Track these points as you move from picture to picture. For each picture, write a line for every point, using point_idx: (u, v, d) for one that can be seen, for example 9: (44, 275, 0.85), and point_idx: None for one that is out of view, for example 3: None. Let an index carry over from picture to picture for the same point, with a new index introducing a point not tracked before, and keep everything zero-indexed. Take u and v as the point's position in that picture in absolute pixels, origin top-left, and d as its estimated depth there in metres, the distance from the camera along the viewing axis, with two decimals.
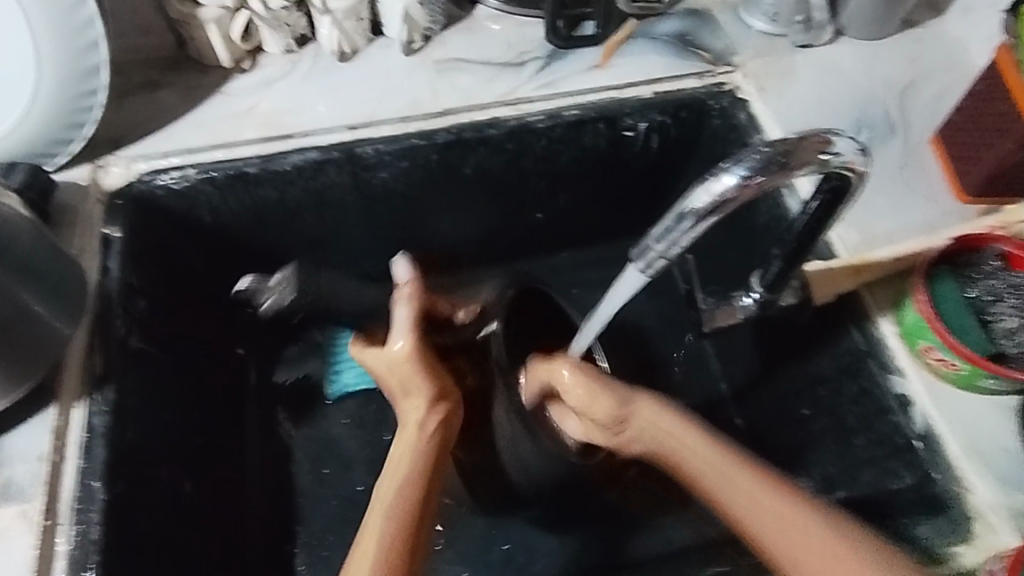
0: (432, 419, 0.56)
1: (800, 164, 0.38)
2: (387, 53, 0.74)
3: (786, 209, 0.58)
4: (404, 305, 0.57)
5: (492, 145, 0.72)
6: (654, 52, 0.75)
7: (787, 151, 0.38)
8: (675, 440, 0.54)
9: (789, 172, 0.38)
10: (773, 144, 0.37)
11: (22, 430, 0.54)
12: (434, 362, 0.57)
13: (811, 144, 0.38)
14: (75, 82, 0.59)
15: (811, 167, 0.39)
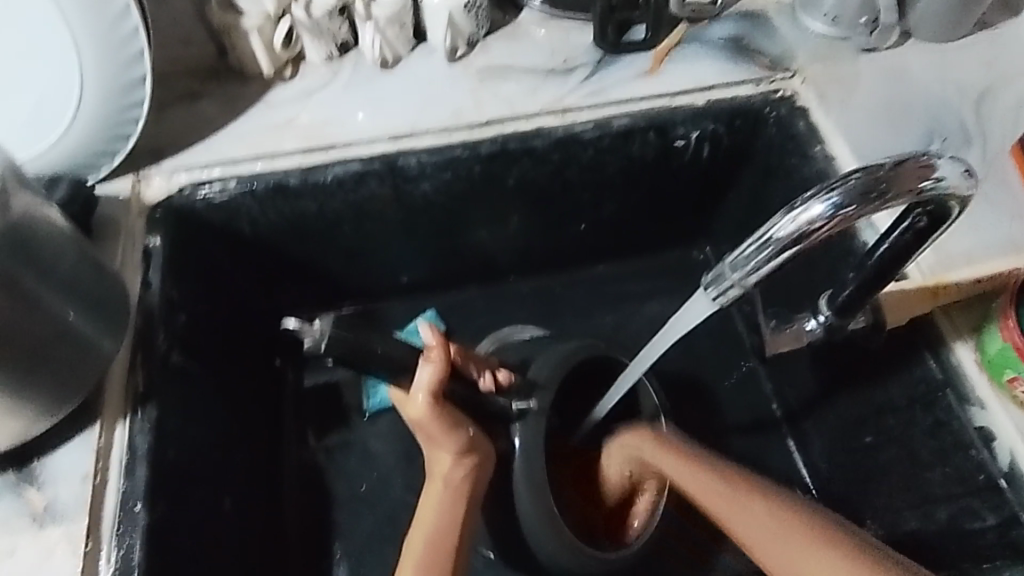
0: (457, 472, 0.60)
1: (898, 192, 0.35)
2: (430, 61, 0.72)
3: (861, 244, 0.54)
4: (428, 367, 0.56)
5: (537, 156, 0.70)
6: (707, 57, 0.72)
7: (883, 177, 0.35)
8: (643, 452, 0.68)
9: (886, 201, 0.34)
10: (869, 170, 0.34)
11: (63, 449, 0.53)
12: (451, 419, 0.59)
13: (911, 169, 0.35)
14: (119, 95, 0.58)
15: (910, 194, 0.35)
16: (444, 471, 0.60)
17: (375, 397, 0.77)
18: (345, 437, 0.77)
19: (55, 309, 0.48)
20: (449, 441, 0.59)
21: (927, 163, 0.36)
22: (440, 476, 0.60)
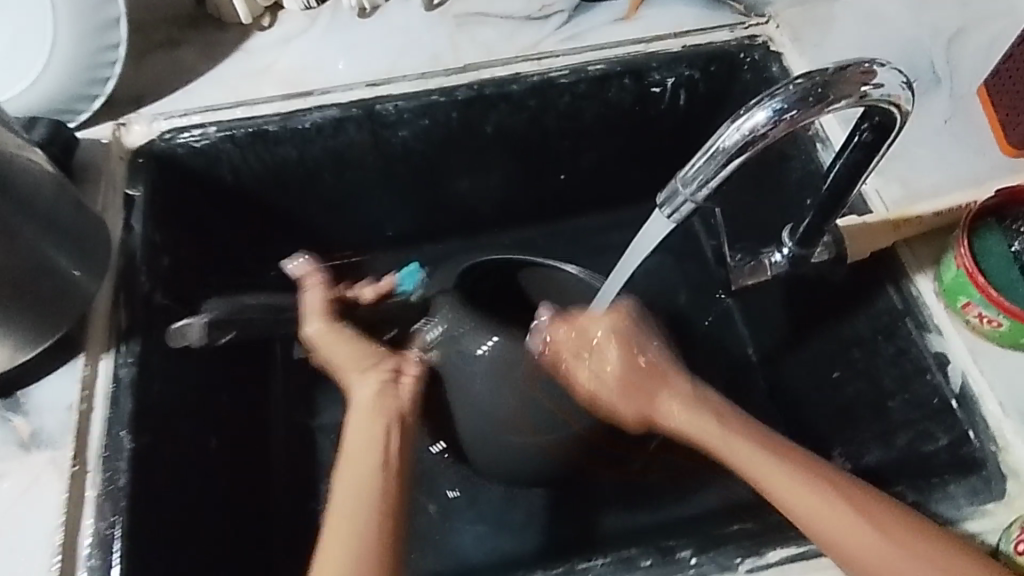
0: (384, 396, 0.54)
1: (839, 98, 0.38)
2: (407, 8, 0.72)
3: (820, 163, 0.61)
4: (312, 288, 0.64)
5: (514, 102, 0.71)
6: (683, 3, 0.72)
7: (823, 86, 0.38)
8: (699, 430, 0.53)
9: (825, 105, 0.37)
10: (810, 76, 0.37)
11: (50, 380, 0.54)
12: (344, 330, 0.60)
13: (850, 76, 0.37)
14: (95, 36, 0.59)
15: (852, 100, 0.38)
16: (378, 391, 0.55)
17: None
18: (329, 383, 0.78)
19: (37, 242, 0.50)
20: (348, 355, 0.58)
21: (868, 72, 0.38)
22: (366, 406, 0.54)
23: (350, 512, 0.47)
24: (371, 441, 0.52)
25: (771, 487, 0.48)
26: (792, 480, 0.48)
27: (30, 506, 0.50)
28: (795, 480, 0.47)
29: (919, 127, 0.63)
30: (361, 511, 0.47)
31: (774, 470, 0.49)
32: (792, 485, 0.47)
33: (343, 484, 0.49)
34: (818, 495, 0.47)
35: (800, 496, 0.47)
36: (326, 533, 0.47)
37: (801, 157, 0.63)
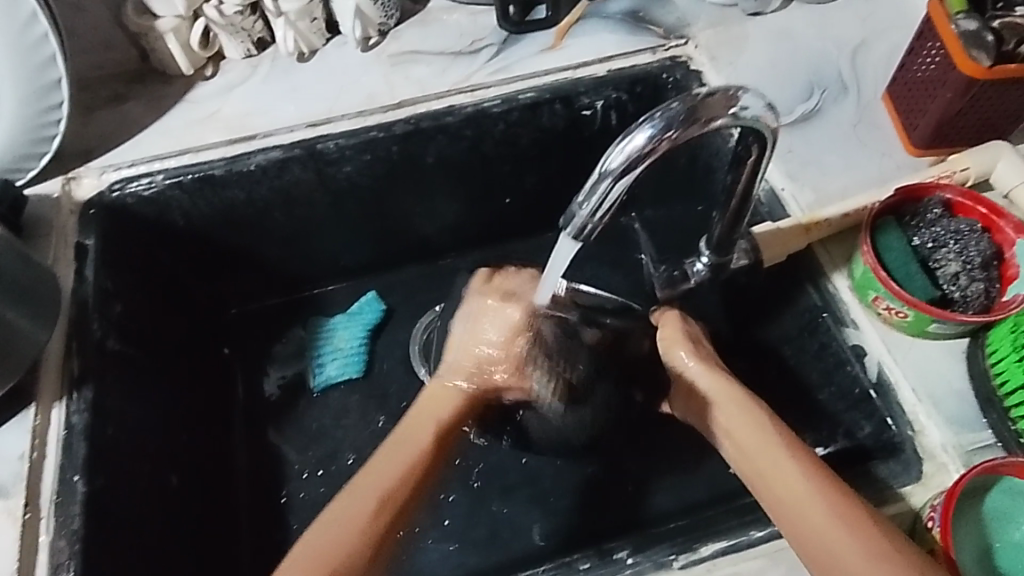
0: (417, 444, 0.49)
1: (710, 118, 0.42)
2: (344, 51, 0.76)
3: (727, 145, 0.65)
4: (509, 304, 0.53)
5: (450, 133, 0.74)
6: (605, 31, 0.77)
7: (695, 108, 0.42)
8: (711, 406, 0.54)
9: (697, 125, 0.41)
10: (680, 101, 0.41)
11: (4, 430, 0.56)
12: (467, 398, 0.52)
13: (717, 99, 0.42)
14: (38, 98, 0.62)
15: (722, 119, 0.43)
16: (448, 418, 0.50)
17: (320, 371, 0.81)
18: (292, 415, 0.80)
19: None
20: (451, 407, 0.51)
21: (735, 96, 0.43)
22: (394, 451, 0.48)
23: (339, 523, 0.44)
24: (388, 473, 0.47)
25: (738, 453, 0.50)
26: (785, 470, 0.47)
27: None
28: (753, 427, 0.50)
29: (829, 135, 0.68)
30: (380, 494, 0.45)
31: (743, 424, 0.50)
32: (762, 452, 0.48)
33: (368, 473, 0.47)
34: (753, 434, 0.50)
35: (733, 427, 0.51)
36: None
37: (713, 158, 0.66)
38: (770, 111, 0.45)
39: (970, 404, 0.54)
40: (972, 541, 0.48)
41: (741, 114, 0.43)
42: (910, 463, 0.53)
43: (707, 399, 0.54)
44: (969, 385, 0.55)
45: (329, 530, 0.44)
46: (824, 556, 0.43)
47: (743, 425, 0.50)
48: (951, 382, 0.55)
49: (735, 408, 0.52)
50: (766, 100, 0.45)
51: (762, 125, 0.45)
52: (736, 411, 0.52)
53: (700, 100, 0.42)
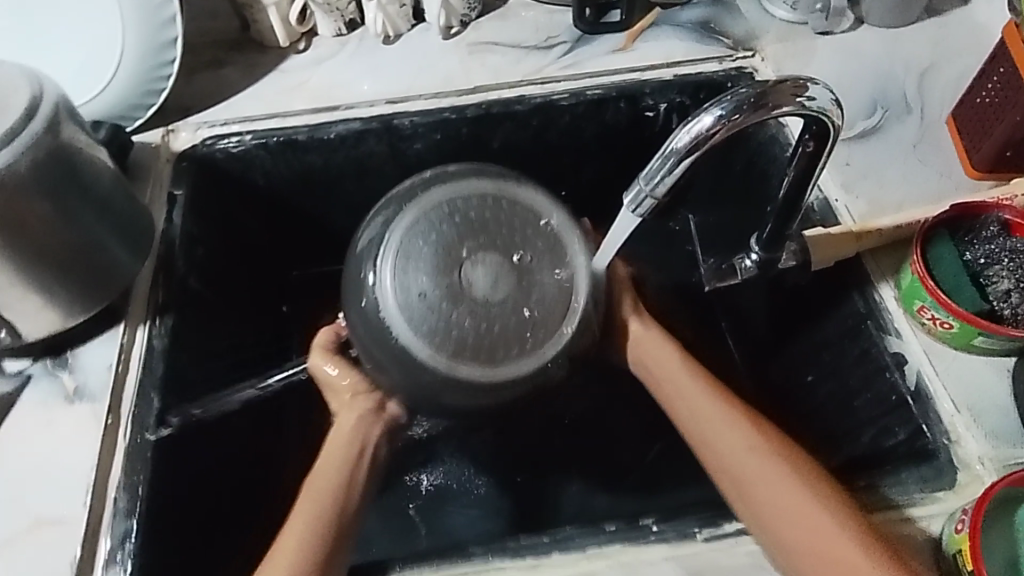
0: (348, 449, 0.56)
1: (776, 105, 0.45)
2: (427, 37, 0.81)
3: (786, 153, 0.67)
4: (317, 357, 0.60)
5: (518, 120, 0.77)
6: (676, 38, 0.80)
7: (762, 94, 0.44)
8: (654, 364, 0.57)
9: (765, 110, 0.44)
10: (749, 87, 0.44)
11: (93, 345, 0.61)
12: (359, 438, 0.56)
13: (785, 88, 0.44)
14: (154, 53, 0.68)
15: (788, 108, 0.45)
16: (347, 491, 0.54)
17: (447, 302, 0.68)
18: None
19: (91, 224, 0.57)
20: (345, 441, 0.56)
21: (803, 86, 0.46)
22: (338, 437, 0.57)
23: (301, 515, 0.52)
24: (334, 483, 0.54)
25: (686, 417, 0.55)
26: (734, 443, 0.52)
27: (71, 452, 0.56)
28: (699, 402, 0.55)
29: (888, 151, 0.69)
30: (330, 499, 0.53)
31: (707, 418, 0.54)
32: (716, 426, 0.53)
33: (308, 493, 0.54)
34: (700, 405, 0.55)
35: (678, 391, 0.56)
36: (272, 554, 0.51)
37: (770, 164, 0.69)
38: (836, 106, 0.47)
39: (1011, 420, 0.55)
40: (1002, 549, 0.47)
41: (807, 105, 0.46)
42: (942, 471, 0.53)
43: (650, 355, 0.57)
44: (1012, 401, 0.55)
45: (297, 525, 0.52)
46: (768, 522, 0.49)
47: (690, 393, 0.55)
48: (992, 397, 0.55)
49: (682, 371, 0.56)
50: (832, 93, 0.47)
51: (824, 118, 0.47)
52: (701, 402, 0.54)
53: (770, 88, 0.45)
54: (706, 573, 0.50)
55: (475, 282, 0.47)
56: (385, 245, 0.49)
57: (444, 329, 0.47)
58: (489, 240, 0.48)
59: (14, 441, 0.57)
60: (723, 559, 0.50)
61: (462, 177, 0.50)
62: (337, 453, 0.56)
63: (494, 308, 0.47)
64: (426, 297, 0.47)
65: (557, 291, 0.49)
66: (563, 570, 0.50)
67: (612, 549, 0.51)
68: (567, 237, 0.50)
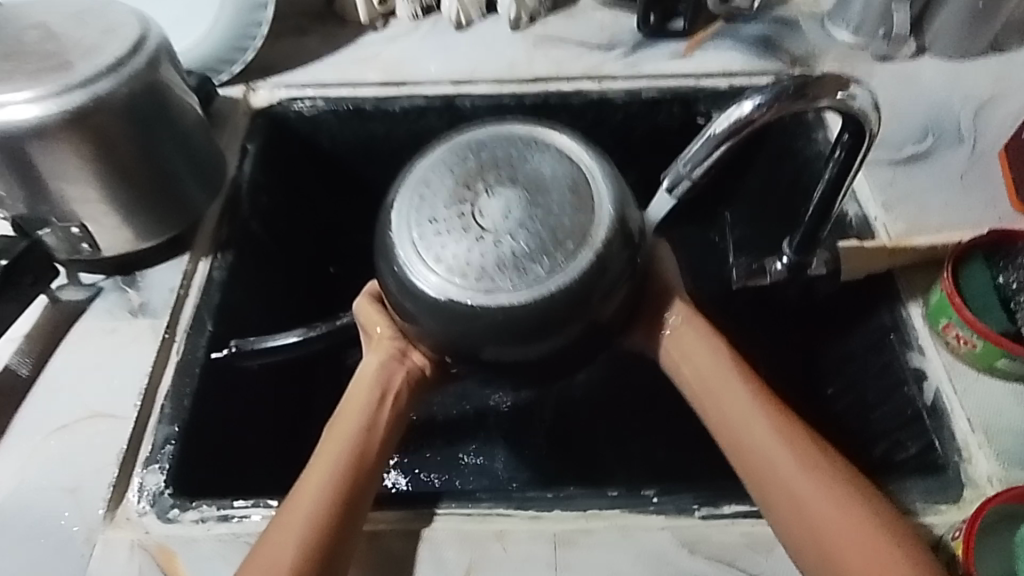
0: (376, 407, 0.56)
1: (815, 98, 0.47)
2: (496, 26, 0.85)
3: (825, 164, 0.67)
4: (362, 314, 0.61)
5: (573, 112, 0.81)
6: (735, 49, 0.82)
7: (802, 86, 0.47)
8: (690, 358, 0.56)
9: (803, 101, 0.46)
10: (790, 79, 0.46)
11: (159, 268, 0.67)
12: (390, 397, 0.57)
13: (826, 83, 0.47)
14: (247, 15, 0.76)
15: (826, 102, 0.48)
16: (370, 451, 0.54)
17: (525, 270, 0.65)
18: None
19: (172, 156, 0.63)
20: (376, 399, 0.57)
21: (844, 84, 0.48)
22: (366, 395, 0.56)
23: (320, 474, 0.52)
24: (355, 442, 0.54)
25: (721, 417, 0.54)
26: (774, 447, 0.51)
27: (127, 359, 0.62)
28: (735, 402, 0.54)
29: (934, 176, 0.70)
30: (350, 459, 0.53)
31: (748, 419, 0.53)
32: (755, 427, 0.52)
33: (329, 440, 0.54)
34: (738, 404, 0.53)
35: (714, 390, 0.55)
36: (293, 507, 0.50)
37: (808, 176, 0.70)
38: (875, 110, 0.49)
39: None
40: (996, 561, 0.48)
41: (848, 103, 0.48)
42: (950, 485, 0.53)
43: (687, 349, 0.57)
44: None
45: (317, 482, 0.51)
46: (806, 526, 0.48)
47: (727, 391, 0.54)
48: (1011, 421, 0.56)
49: (718, 368, 0.55)
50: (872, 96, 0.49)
51: (862, 119, 0.49)
52: (721, 385, 0.54)
53: (812, 81, 0.47)
54: (698, 546, 0.52)
55: (489, 209, 0.50)
56: (404, 184, 0.53)
57: (459, 250, 0.49)
58: (504, 171, 0.51)
59: (80, 343, 0.63)
60: (715, 536, 0.52)
61: (492, 127, 0.54)
62: (361, 400, 0.56)
63: (505, 232, 0.49)
64: (441, 220, 0.50)
65: (576, 220, 0.50)
66: (561, 525, 0.53)
67: (611, 512, 0.53)
68: (594, 179, 0.52)
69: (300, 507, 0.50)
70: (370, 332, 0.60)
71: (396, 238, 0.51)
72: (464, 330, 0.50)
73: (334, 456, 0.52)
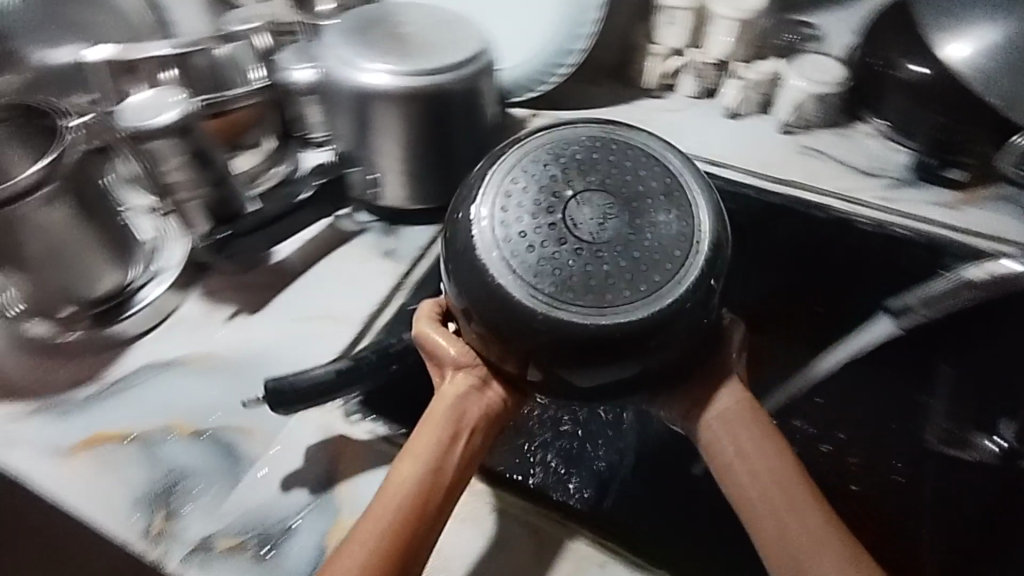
0: (455, 433, 0.49)
1: None
2: (767, 126, 0.89)
3: None
4: (426, 334, 0.54)
5: (810, 223, 0.79)
6: (1014, 218, 0.77)
7: None
8: (746, 452, 0.48)
9: None
10: None
11: (417, 229, 0.80)
12: (473, 422, 0.50)
13: None
14: (557, 56, 0.86)
15: None
16: (444, 484, 0.47)
17: None
18: None
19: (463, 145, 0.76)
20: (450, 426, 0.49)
21: None
22: (440, 417, 0.49)
23: (386, 501, 0.46)
24: (426, 473, 0.47)
25: (782, 540, 0.44)
26: None
27: (367, 287, 0.74)
28: (805, 526, 0.44)
29: None
30: (418, 487, 0.46)
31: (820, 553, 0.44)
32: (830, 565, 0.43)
33: (396, 468, 0.48)
34: (809, 531, 0.44)
35: (775, 501, 0.46)
36: (354, 530, 0.45)
37: None
38: None
39: None
40: None
41: None
42: None
43: (743, 439, 0.48)
44: None
45: (381, 509, 0.46)
46: None
47: (791, 509, 0.45)
48: None
49: (778, 474, 0.47)
50: None
51: None
52: (791, 507, 0.45)
53: None
54: None
55: (585, 216, 0.46)
56: (486, 189, 0.49)
57: (552, 256, 0.45)
58: (595, 175, 0.48)
59: (337, 261, 0.76)
60: None
61: (564, 134, 0.51)
62: (433, 427, 0.49)
63: (606, 244, 0.46)
64: (534, 225, 0.46)
65: (673, 240, 0.47)
66: None
67: None
68: (686, 183, 0.50)
69: (359, 538, 0.45)
70: (436, 360, 0.54)
71: (482, 255, 0.46)
72: (561, 350, 0.45)
73: (399, 487, 0.46)
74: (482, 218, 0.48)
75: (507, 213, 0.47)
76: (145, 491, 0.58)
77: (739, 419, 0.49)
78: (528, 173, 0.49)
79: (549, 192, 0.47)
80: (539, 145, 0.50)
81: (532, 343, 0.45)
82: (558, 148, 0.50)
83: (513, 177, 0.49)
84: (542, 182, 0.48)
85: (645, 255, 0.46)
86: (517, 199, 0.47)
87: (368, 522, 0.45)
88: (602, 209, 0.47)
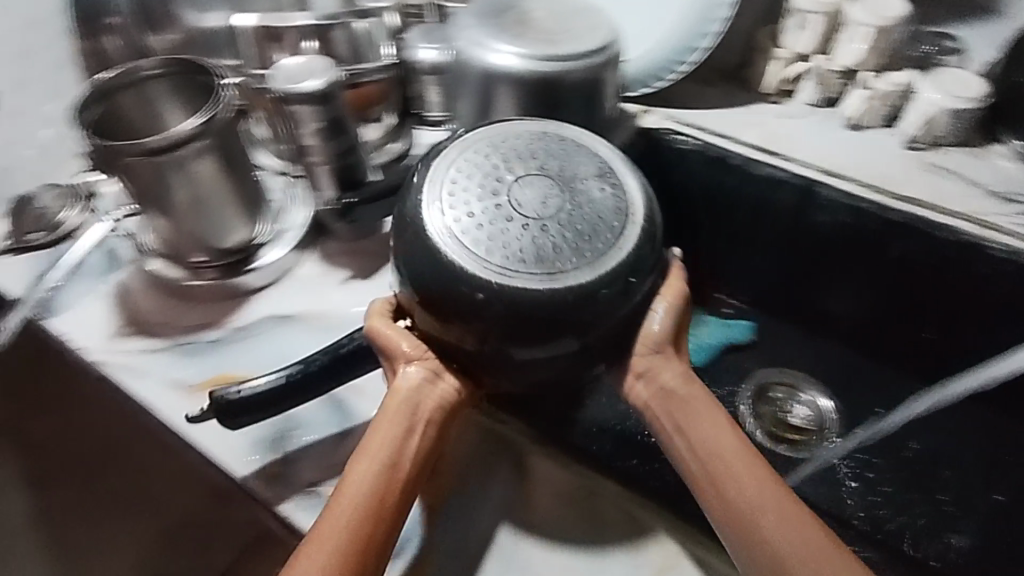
0: (413, 424, 0.52)
1: None
2: (890, 138, 0.86)
3: None
4: (379, 331, 0.55)
5: (929, 245, 0.76)
6: None
7: None
8: (700, 434, 0.50)
9: None
10: None
11: None
12: (431, 414, 0.52)
13: None
14: (678, 53, 0.85)
15: None
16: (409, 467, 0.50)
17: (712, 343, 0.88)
18: None
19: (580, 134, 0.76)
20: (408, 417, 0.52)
21: None
22: (397, 410, 0.52)
23: (356, 481, 0.49)
24: (388, 457, 0.50)
25: (747, 513, 0.47)
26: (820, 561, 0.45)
27: None
28: (765, 494, 0.47)
29: None
30: (383, 466, 0.50)
31: (786, 520, 0.46)
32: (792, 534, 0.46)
33: (360, 451, 0.51)
34: (770, 500, 0.47)
35: (734, 479, 0.48)
36: (329, 505, 0.49)
37: None
38: None
39: None
40: None
41: None
42: None
43: (693, 423, 0.51)
44: None
45: (357, 487, 0.49)
46: None
47: (747, 480, 0.48)
48: None
49: (728, 450, 0.49)
50: None
51: None
52: (750, 478, 0.48)
53: None
54: None
55: (527, 197, 0.51)
56: (431, 179, 0.53)
57: (499, 233, 0.50)
58: (532, 164, 0.53)
59: None
60: None
61: (505, 129, 0.56)
62: (392, 419, 0.52)
63: (547, 219, 0.51)
64: (478, 208, 0.51)
65: (606, 219, 0.51)
66: None
67: None
68: (616, 167, 0.55)
69: (337, 515, 0.48)
70: (387, 353, 0.55)
71: (434, 237, 0.51)
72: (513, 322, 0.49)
73: (368, 467, 0.49)
74: (429, 210, 0.52)
75: (456, 196, 0.52)
76: (262, 435, 0.61)
77: (685, 403, 0.52)
78: (472, 163, 0.54)
79: (490, 181, 0.52)
80: (480, 138, 0.55)
81: (482, 320, 0.50)
82: (497, 142, 0.55)
83: (460, 167, 0.53)
84: (487, 172, 0.53)
85: (584, 229, 0.50)
86: (463, 187, 0.52)
87: (343, 504, 0.48)
88: (540, 192, 0.52)
